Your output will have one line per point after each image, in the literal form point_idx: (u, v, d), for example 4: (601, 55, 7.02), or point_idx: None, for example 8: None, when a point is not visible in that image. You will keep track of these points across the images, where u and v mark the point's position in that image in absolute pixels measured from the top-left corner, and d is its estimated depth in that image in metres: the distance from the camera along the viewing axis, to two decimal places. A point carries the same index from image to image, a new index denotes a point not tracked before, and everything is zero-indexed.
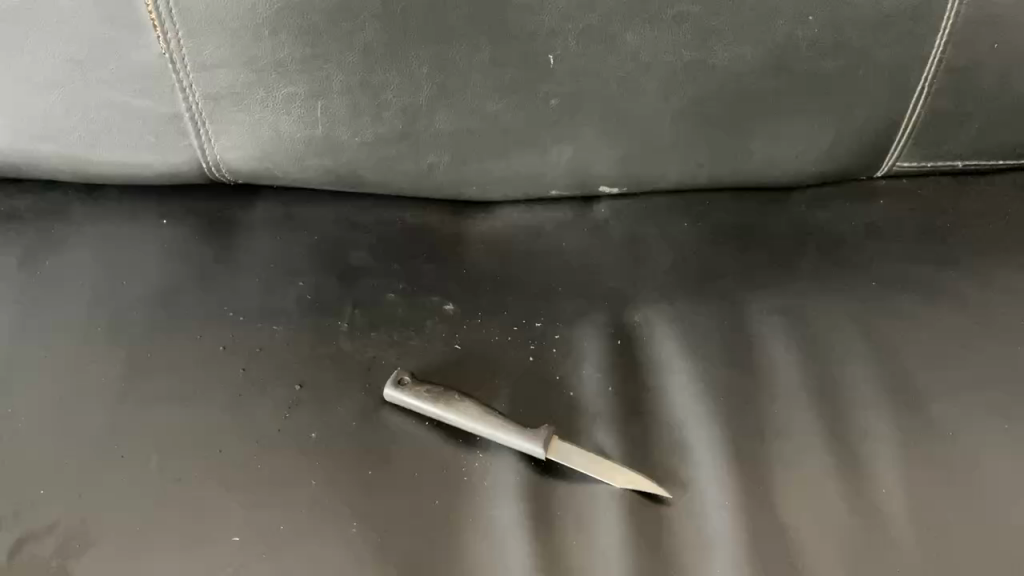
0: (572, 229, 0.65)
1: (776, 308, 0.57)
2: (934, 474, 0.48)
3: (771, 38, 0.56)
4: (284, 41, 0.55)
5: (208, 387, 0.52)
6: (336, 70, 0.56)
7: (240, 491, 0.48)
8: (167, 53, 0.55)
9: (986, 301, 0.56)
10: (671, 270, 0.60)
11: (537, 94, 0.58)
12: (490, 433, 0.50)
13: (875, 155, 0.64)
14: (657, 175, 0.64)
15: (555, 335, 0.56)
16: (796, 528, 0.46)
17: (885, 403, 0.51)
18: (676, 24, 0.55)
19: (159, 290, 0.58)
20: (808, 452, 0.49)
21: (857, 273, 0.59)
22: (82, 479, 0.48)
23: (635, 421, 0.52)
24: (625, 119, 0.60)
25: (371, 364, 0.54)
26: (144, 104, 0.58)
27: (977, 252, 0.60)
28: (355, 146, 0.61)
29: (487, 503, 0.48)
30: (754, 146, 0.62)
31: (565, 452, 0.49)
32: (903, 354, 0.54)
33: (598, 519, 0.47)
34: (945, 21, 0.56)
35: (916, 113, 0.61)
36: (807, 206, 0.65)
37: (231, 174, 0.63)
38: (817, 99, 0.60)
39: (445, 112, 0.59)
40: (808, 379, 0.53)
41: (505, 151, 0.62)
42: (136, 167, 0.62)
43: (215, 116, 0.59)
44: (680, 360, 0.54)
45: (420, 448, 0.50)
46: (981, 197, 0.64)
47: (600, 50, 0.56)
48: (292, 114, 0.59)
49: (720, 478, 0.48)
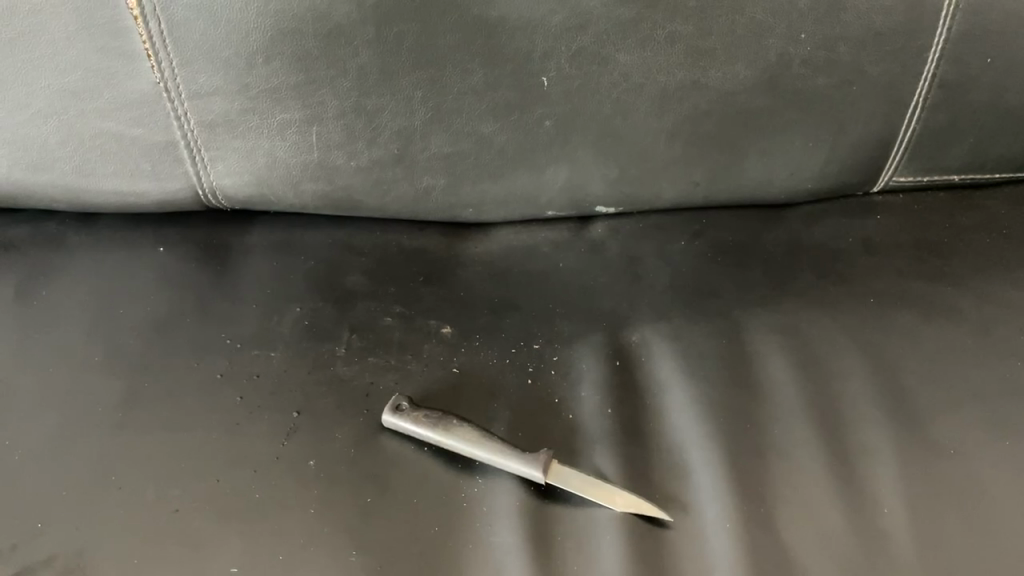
0: (569, 249, 0.65)
1: (775, 326, 0.57)
2: (937, 492, 0.47)
3: (764, 56, 0.56)
4: (278, 68, 0.55)
5: (206, 415, 0.52)
6: (330, 95, 0.56)
7: (239, 521, 0.47)
8: (162, 82, 0.56)
9: (985, 316, 0.56)
10: (668, 289, 0.60)
11: (532, 116, 0.59)
12: (488, 458, 0.49)
13: (870, 171, 0.64)
14: (653, 194, 0.64)
15: (553, 357, 0.56)
16: (801, 548, 0.46)
17: (885, 419, 0.51)
18: (669, 44, 0.56)
19: (157, 317, 0.58)
20: (810, 472, 0.49)
21: (854, 289, 0.59)
22: (78, 511, 0.47)
23: (636, 442, 0.51)
24: (620, 139, 0.60)
25: (369, 389, 0.54)
26: (140, 132, 0.58)
27: (973, 266, 0.60)
28: (351, 170, 0.61)
29: (486, 530, 0.47)
30: (749, 164, 0.63)
31: (565, 476, 0.48)
32: (903, 370, 0.53)
33: (600, 545, 0.46)
34: (938, 37, 0.56)
35: (910, 128, 0.61)
36: (803, 222, 0.65)
37: (227, 201, 0.63)
38: (811, 116, 0.60)
39: (441, 135, 0.59)
40: (808, 397, 0.52)
41: (501, 172, 0.62)
42: (132, 195, 0.62)
43: (210, 143, 0.59)
44: (679, 380, 0.54)
45: (420, 474, 0.50)
46: (977, 211, 0.65)
47: (594, 71, 0.57)
48: (287, 140, 0.59)
49: (723, 500, 0.48)
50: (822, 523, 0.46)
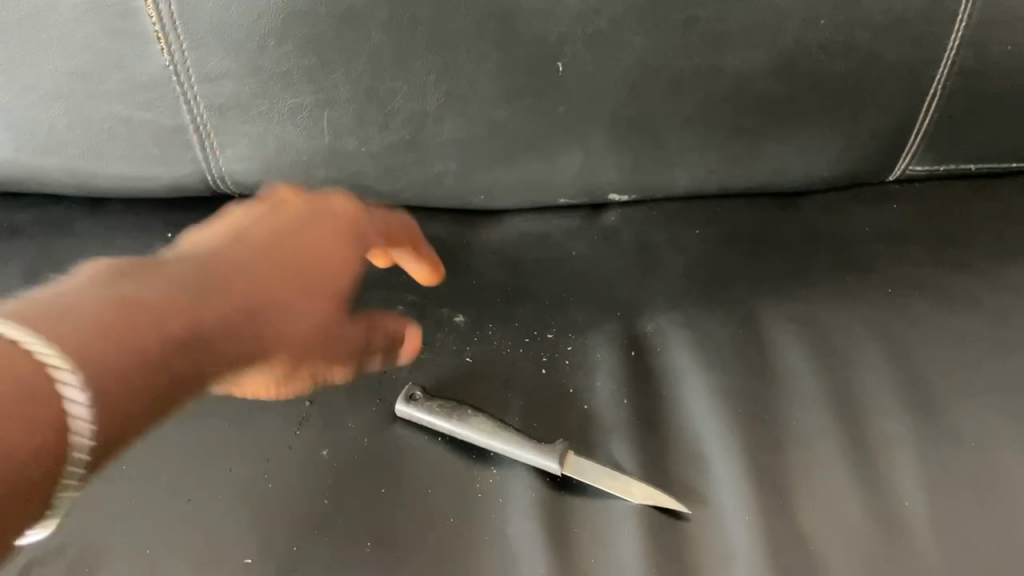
0: (582, 237, 0.64)
1: (789, 316, 0.56)
2: (957, 484, 0.47)
3: (783, 41, 0.55)
4: (290, 51, 0.54)
5: (218, 403, 0.51)
6: (343, 79, 0.55)
7: (252, 510, 0.47)
8: (172, 65, 0.55)
9: (1005, 306, 0.55)
10: (683, 278, 0.59)
11: (547, 101, 0.58)
12: (503, 448, 0.49)
13: (886, 159, 0.63)
14: (667, 182, 0.63)
15: (568, 346, 0.55)
16: (821, 540, 0.45)
17: (905, 410, 0.50)
18: (687, 29, 0.55)
19: None
20: (831, 466, 0.48)
21: (872, 279, 0.58)
22: (88, 500, 0.47)
23: (653, 433, 0.51)
24: (636, 125, 0.60)
25: (381, 378, 0.53)
26: (149, 116, 0.57)
27: (992, 256, 0.59)
28: (362, 156, 0.60)
29: (503, 521, 0.47)
30: (765, 152, 0.62)
31: (580, 467, 0.48)
32: (922, 360, 0.53)
33: (617, 536, 0.46)
34: (957, 23, 0.55)
35: (927, 117, 0.60)
36: (819, 210, 0.65)
37: (236, 187, 0.62)
38: (829, 103, 0.59)
39: (454, 120, 0.58)
40: (827, 387, 0.52)
41: (514, 158, 0.61)
42: (142, 181, 0.61)
43: (220, 127, 0.58)
44: (696, 371, 0.54)
45: (434, 465, 0.49)
46: (995, 201, 0.63)
47: (611, 56, 0.56)
48: (299, 125, 0.58)
49: (741, 492, 0.47)
50: (844, 516, 0.46)
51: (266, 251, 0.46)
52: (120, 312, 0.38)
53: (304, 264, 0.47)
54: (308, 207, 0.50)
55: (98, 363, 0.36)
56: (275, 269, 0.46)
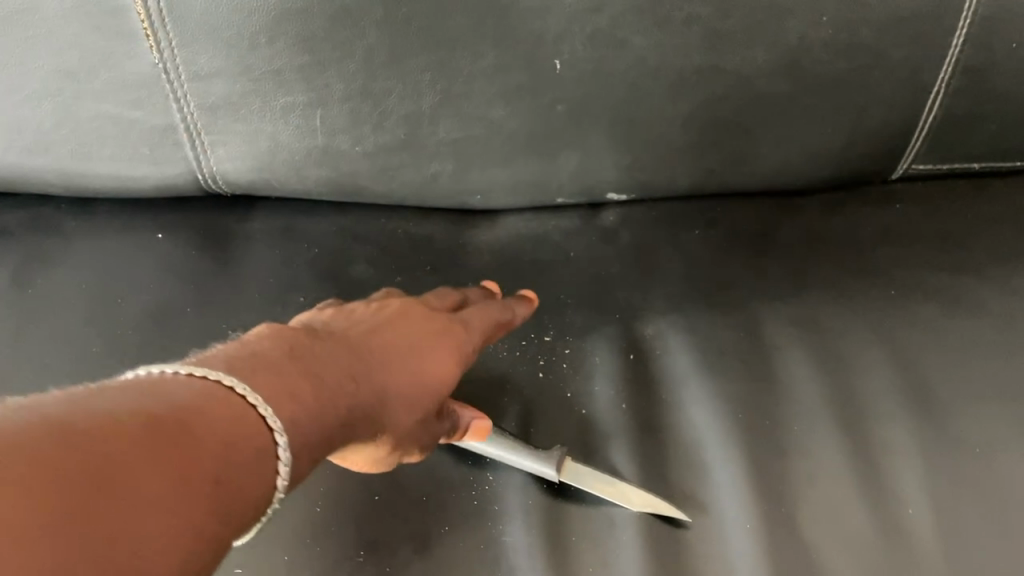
0: (580, 237, 0.63)
1: (790, 319, 0.55)
2: (961, 491, 0.47)
3: (785, 39, 0.54)
4: (282, 49, 0.53)
5: None
6: (336, 78, 0.54)
7: None
8: (161, 63, 0.53)
9: (1009, 308, 0.55)
10: (683, 279, 0.58)
11: (544, 100, 0.57)
12: (499, 455, 0.47)
13: (887, 158, 0.62)
14: (666, 181, 0.62)
15: (565, 349, 0.55)
16: (822, 549, 0.45)
17: (907, 415, 0.50)
18: (687, 27, 0.53)
19: (155, 307, 0.57)
20: (831, 472, 0.48)
21: (874, 280, 0.57)
22: None
23: (652, 438, 0.50)
24: (634, 124, 0.58)
25: None
26: (139, 115, 0.56)
27: (996, 258, 0.58)
28: (356, 155, 0.59)
29: (500, 528, 0.46)
30: (766, 151, 0.61)
31: (578, 474, 0.47)
32: (925, 364, 0.52)
33: (616, 544, 0.46)
34: (963, 20, 0.54)
35: (930, 115, 0.59)
36: (821, 209, 0.64)
37: (228, 185, 0.61)
38: (831, 102, 0.58)
39: (449, 120, 0.57)
40: (829, 392, 0.51)
41: (511, 157, 0.60)
42: (133, 180, 0.60)
43: (211, 127, 0.57)
44: (696, 374, 0.53)
45: (428, 471, 0.48)
46: (999, 200, 0.62)
47: (609, 54, 0.54)
48: (291, 124, 0.57)
49: (743, 500, 0.47)
50: (846, 522, 0.46)
51: (378, 331, 0.42)
52: (263, 369, 0.32)
53: (414, 348, 0.42)
54: (404, 301, 0.47)
55: (296, 409, 0.31)
56: (375, 351, 0.40)
